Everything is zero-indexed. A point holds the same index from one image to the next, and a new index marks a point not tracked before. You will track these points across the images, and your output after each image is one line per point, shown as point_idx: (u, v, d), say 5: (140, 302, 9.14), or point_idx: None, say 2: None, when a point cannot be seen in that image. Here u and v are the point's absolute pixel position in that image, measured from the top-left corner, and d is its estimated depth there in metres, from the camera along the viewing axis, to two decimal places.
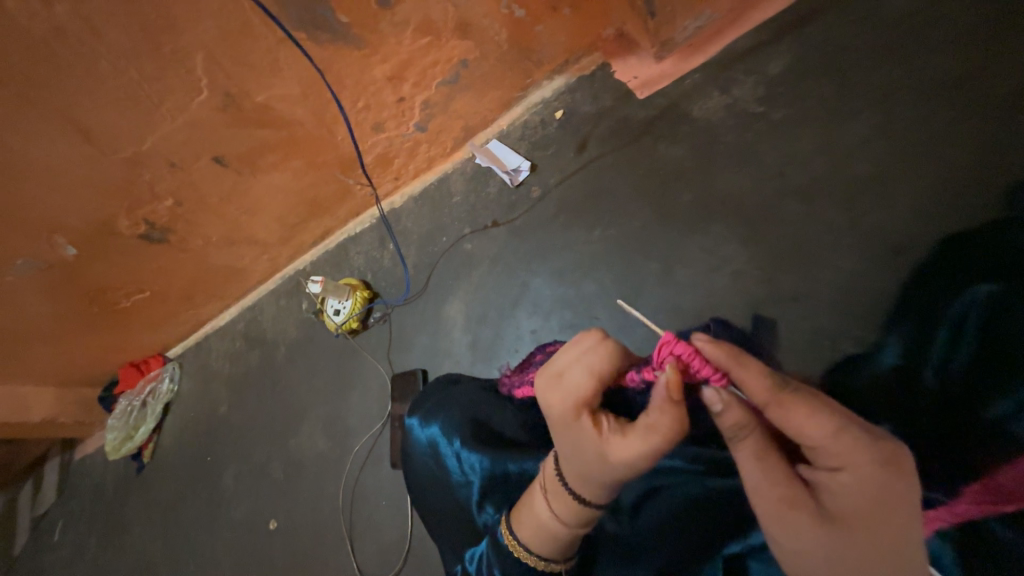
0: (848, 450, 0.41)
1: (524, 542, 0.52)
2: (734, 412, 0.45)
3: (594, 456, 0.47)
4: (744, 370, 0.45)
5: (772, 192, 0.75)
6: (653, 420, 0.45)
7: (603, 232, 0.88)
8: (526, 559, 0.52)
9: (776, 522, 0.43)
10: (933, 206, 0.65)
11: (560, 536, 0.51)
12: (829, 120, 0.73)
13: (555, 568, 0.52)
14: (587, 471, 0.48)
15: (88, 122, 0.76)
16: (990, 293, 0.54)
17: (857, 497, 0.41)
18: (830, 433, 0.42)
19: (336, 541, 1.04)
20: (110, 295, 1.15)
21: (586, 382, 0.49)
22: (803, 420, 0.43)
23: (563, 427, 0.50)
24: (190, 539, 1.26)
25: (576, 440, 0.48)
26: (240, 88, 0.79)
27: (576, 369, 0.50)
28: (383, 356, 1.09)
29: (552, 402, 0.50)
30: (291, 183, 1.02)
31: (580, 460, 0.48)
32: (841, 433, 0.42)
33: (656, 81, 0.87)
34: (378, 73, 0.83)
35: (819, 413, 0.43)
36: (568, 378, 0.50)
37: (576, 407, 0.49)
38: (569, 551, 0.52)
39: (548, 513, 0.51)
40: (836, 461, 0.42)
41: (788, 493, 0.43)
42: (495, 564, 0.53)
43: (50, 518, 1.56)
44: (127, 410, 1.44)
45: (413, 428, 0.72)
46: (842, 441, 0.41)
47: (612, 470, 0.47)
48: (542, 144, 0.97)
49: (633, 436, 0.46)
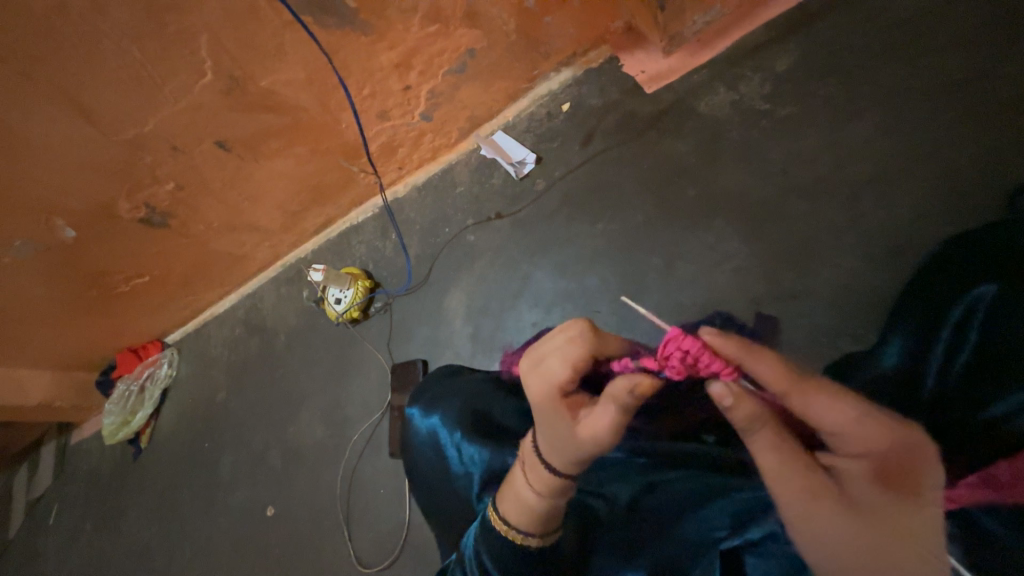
0: (866, 435, 0.43)
1: (505, 515, 0.53)
2: (747, 405, 0.43)
3: (566, 436, 0.48)
4: (756, 361, 0.45)
5: (776, 189, 0.75)
6: (619, 394, 0.45)
7: (606, 227, 0.88)
8: (506, 532, 0.52)
9: (801, 508, 0.42)
10: (937, 205, 0.65)
11: (536, 509, 0.51)
12: (836, 118, 0.73)
13: (531, 543, 0.52)
14: (560, 450, 0.49)
15: (90, 102, 0.75)
16: (995, 293, 0.51)
17: (880, 480, 0.42)
18: (852, 419, 0.43)
19: (332, 529, 1.04)
20: (109, 279, 1.15)
21: (563, 367, 0.50)
22: (825, 408, 0.44)
23: (539, 409, 0.51)
24: (186, 525, 1.26)
25: (548, 420, 0.49)
26: (244, 72, 0.78)
27: (553, 359, 0.51)
28: (383, 345, 1.09)
29: (531, 387, 0.52)
30: (294, 170, 1.02)
31: (552, 438, 0.49)
32: (860, 419, 0.43)
33: (664, 75, 0.87)
34: (384, 60, 0.82)
35: (840, 400, 0.44)
36: (545, 366, 0.51)
37: (554, 390, 0.50)
38: (549, 528, 0.52)
39: (523, 485, 0.51)
40: (853, 446, 0.43)
41: (811, 480, 0.43)
42: (483, 549, 0.53)
43: (45, 502, 1.57)
44: (124, 395, 1.43)
45: (413, 417, 0.72)
46: (863, 425, 0.43)
47: (581, 447, 0.47)
48: (548, 136, 0.97)
49: (599, 412, 0.46)
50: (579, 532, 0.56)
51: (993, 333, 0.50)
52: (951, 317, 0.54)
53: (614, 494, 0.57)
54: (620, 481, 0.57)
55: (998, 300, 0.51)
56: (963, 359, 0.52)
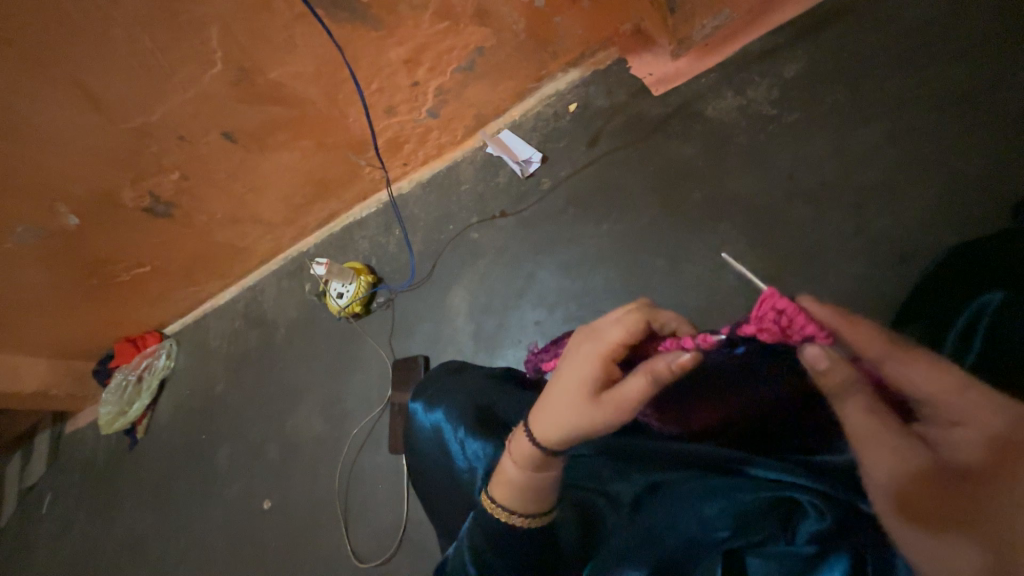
0: (963, 403, 0.40)
1: (492, 493, 0.54)
2: (841, 368, 0.45)
3: (574, 407, 0.49)
4: (852, 329, 0.47)
5: (781, 194, 0.75)
6: (656, 370, 0.46)
7: (611, 227, 0.89)
8: (489, 507, 0.53)
9: (869, 463, 0.43)
10: (941, 213, 0.66)
11: (515, 483, 0.52)
12: (842, 125, 0.73)
13: (511, 521, 0.52)
14: (558, 420, 0.50)
15: (98, 90, 0.75)
16: (999, 302, 0.49)
17: (975, 452, 0.38)
18: (945, 386, 0.42)
19: (330, 523, 1.04)
20: (109, 269, 1.15)
21: (620, 335, 0.50)
22: (915, 372, 0.43)
23: (567, 373, 0.51)
24: (181, 517, 1.26)
25: (569, 386, 0.50)
26: (254, 63, 0.78)
27: (614, 327, 0.51)
28: (385, 340, 1.09)
29: (580, 350, 0.52)
30: (299, 164, 1.02)
31: (561, 405, 0.50)
32: (959, 388, 0.41)
33: (672, 78, 0.87)
34: (394, 56, 0.82)
35: (937, 368, 0.43)
36: (602, 334, 0.52)
37: (597, 355, 0.51)
38: (531, 508, 0.52)
39: (505, 458, 0.54)
40: (949, 416, 0.41)
41: (891, 440, 0.43)
42: (482, 539, 0.53)
43: (38, 491, 1.56)
44: (122, 385, 1.43)
45: (416, 413, 0.73)
46: (960, 394, 0.41)
47: (577, 423, 0.49)
48: (554, 136, 0.97)
49: (620, 392, 0.47)
50: (583, 526, 0.56)
51: (995, 338, 0.49)
52: (958, 323, 0.53)
53: (615, 493, 0.56)
54: (623, 481, 0.56)
55: (1003, 306, 0.49)
56: (970, 361, 0.51)
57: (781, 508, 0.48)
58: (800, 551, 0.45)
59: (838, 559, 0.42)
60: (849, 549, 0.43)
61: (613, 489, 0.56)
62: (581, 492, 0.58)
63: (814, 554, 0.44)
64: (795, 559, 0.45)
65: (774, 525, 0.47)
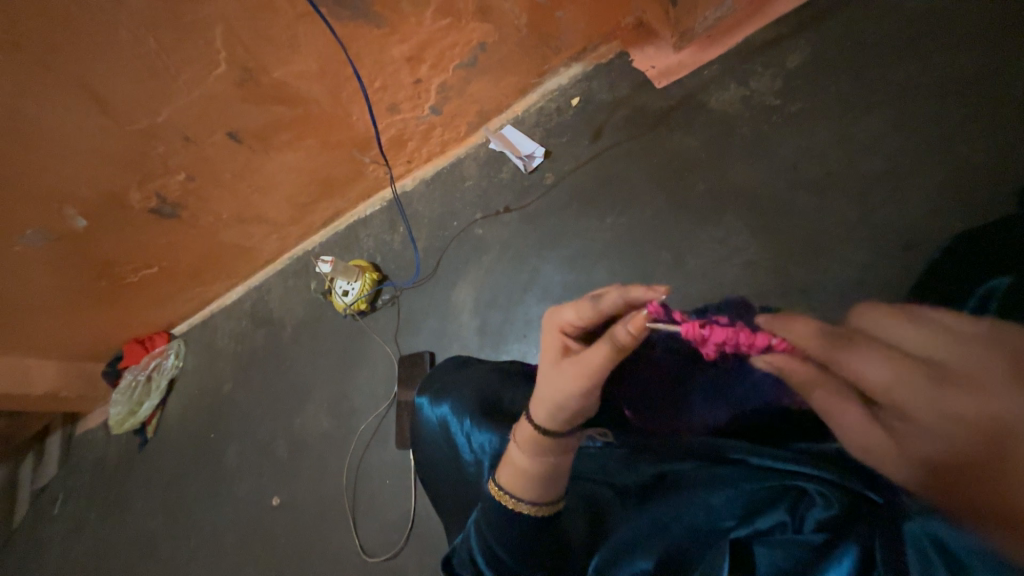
0: (914, 394, 0.37)
1: (499, 480, 0.54)
2: (793, 369, 0.47)
3: (550, 385, 0.51)
4: (789, 330, 0.47)
5: (787, 185, 0.75)
6: (615, 338, 0.46)
7: (614, 221, 0.89)
8: (497, 494, 0.53)
9: (867, 459, 0.42)
10: (949, 199, 0.65)
11: (520, 468, 0.52)
12: (848, 113, 0.73)
13: (518, 508, 0.52)
14: (542, 400, 0.52)
15: (104, 91, 0.76)
16: (1007, 284, 0.47)
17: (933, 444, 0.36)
18: (887, 376, 0.39)
19: (338, 519, 1.05)
20: (118, 270, 1.16)
21: (574, 313, 0.52)
22: (860, 367, 0.41)
23: (544, 356, 0.54)
24: (191, 514, 1.27)
25: (546, 367, 0.53)
26: (258, 63, 0.79)
27: (569, 306, 0.53)
28: (391, 337, 1.10)
29: (547, 334, 0.55)
30: (304, 163, 1.02)
31: (541, 386, 0.52)
32: (904, 375, 0.38)
33: (675, 70, 0.87)
34: (396, 53, 0.83)
35: (884, 356, 0.40)
36: (562, 313, 0.53)
37: (557, 332, 0.54)
38: (526, 493, 0.52)
39: (512, 444, 0.54)
40: (906, 409, 0.38)
41: (869, 431, 0.42)
42: (489, 529, 0.53)
43: (51, 490, 1.58)
44: (132, 385, 1.45)
45: (422, 407, 0.74)
46: (908, 386, 0.38)
47: (558, 398, 0.50)
48: (557, 131, 0.97)
49: (582, 363, 0.48)
50: (591, 521, 0.55)
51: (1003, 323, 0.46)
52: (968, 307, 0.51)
53: (624, 485, 0.56)
54: (630, 473, 0.56)
55: (1010, 289, 0.47)
56: None
57: (789, 496, 0.47)
58: (809, 541, 0.44)
59: (847, 550, 0.41)
60: (857, 540, 0.41)
61: (622, 481, 0.56)
62: (592, 484, 0.59)
63: (822, 543, 0.43)
64: (804, 548, 0.44)
65: (782, 513, 0.46)
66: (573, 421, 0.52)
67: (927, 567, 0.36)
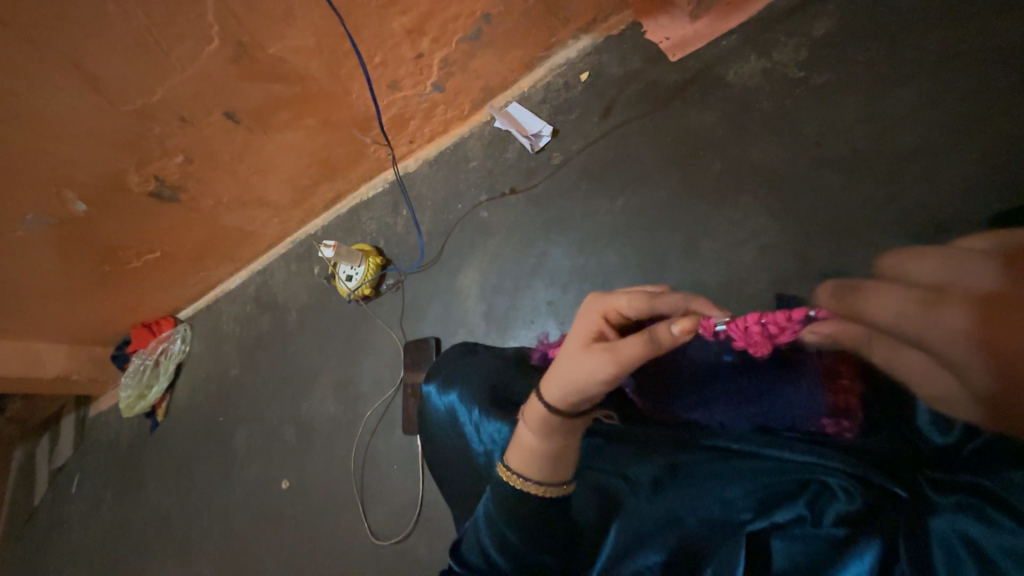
0: (923, 321, 0.42)
1: (508, 461, 0.53)
2: (845, 333, 0.48)
3: (573, 366, 0.49)
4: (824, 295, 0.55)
5: (809, 163, 0.71)
6: (660, 332, 0.45)
7: (626, 203, 0.86)
8: (504, 475, 0.53)
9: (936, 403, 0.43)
10: (983, 179, 0.61)
11: (528, 446, 0.52)
12: (876, 86, 0.69)
13: (526, 488, 0.51)
14: (561, 380, 0.50)
15: (96, 71, 0.73)
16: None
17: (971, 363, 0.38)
18: (894, 312, 0.44)
19: (347, 503, 1.06)
20: (121, 255, 1.15)
21: (625, 301, 0.51)
22: (871, 309, 0.46)
23: (574, 338, 0.52)
24: (205, 497, 1.29)
25: (572, 348, 0.51)
26: (253, 38, 0.75)
27: (623, 295, 0.51)
28: (396, 323, 1.08)
29: (585, 315, 0.53)
30: (304, 143, 0.99)
31: (563, 366, 0.50)
32: (903, 304, 0.44)
33: (690, 42, 0.82)
34: (397, 26, 0.78)
35: (888, 292, 0.46)
36: (612, 301, 0.52)
37: (600, 316, 0.52)
38: (534, 472, 0.51)
39: (520, 425, 0.54)
40: (924, 337, 0.42)
41: (929, 375, 0.42)
42: (498, 515, 0.52)
43: (67, 471, 1.61)
44: (140, 369, 1.46)
45: (430, 395, 0.73)
46: (915, 315, 0.42)
47: (575, 381, 0.48)
48: (565, 108, 0.93)
49: (615, 350, 0.46)
50: (603, 506, 0.53)
51: None
52: None
53: (632, 473, 0.53)
54: (642, 462, 0.53)
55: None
56: None
57: (808, 490, 0.45)
58: (831, 535, 0.43)
59: (868, 546, 0.40)
60: (879, 532, 0.41)
61: (631, 469, 0.53)
62: (599, 474, 0.55)
63: (845, 537, 0.42)
64: (826, 543, 0.43)
65: (800, 506, 0.45)
66: (581, 406, 0.50)
67: (956, 563, 0.37)
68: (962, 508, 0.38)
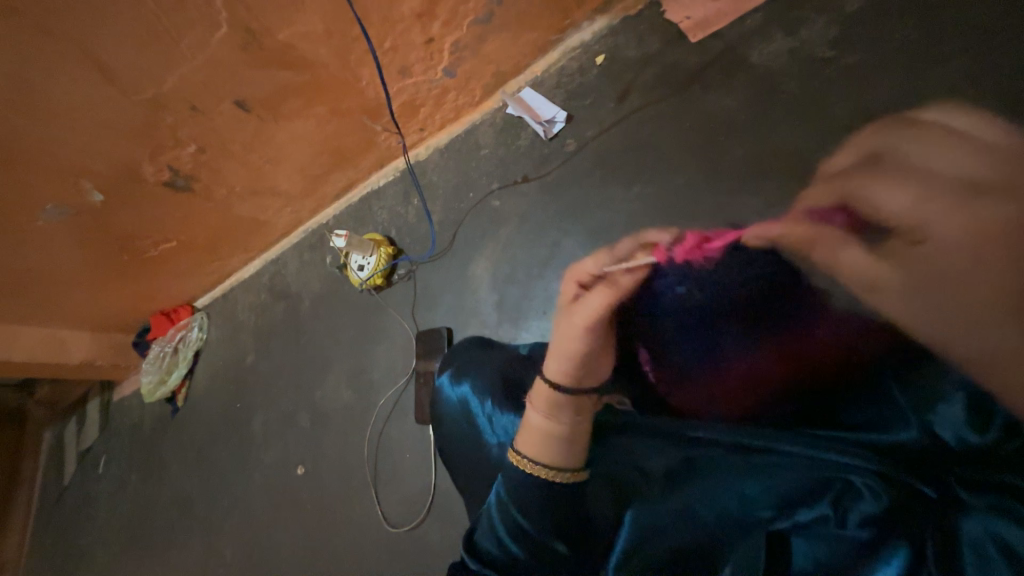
0: (928, 213, 0.46)
1: (519, 447, 0.54)
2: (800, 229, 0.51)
3: (570, 339, 0.55)
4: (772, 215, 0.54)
5: (837, 149, 0.68)
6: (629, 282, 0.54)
7: (641, 190, 0.83)
8: (517, 462, 0.54)
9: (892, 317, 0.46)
10: None
11: (538, 428, 0.54)
12: (913, 65, 0.65)
13: (539, 472, 0.51)
14: (564, 355, 0.55)
15: (107, 61, 0.73)
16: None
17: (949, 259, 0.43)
18: (910, 198, 0.47)
19: (361, 489, 1.08)
20: (139, 245, 1.17)
21: (592, 264, 0.56)
22: (881, 193, 0.50)
23: (562, 313, 0.57)
24: (224, 479, 1.32)
25: (562, 321, 0.56)
26: (261, 24, 0.73)
27: (590, 260, 0.56)
28: (408, 313, 1.08)
29: (564, 289, 0.57)
30: (315, 132, 0.99)
31: (560, 342, 0.56)
32: (919, 199, 0.47)
33: (711, 22, 0.79)
34: (407, 8, 0.76)
35: (895, 187, 0.49)
36: (582, 271, 0.56)
37: (575, 285, 0.56)
38: (545, 455, 0.52)
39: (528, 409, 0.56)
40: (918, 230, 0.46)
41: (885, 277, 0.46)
42: (512, 502, 0.52)
43: (93, 453, 1.67)
44: (160, 356, 1.50)
45: (442, 386, 0.73)
46: (922, 206, 0.46)
47: (576, 351, 0.55)
48: (580, 93, 0.90)
49: (597, 307, 0.54)
50: (613, 498, 0.51)
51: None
52: None
53: (644, 466, 0.52)
54: (655, 452, 0.52)
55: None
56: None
57: (834, 489, 0.44)
58: (854, 536, 0.43)
59: (896, 551, 0.41)
60: (906, 539, 0.41)
61: (643, 462, 0.52)
62: (607, 464, 0.53)
63: (869, 541, 0.42)
64: (849, 545, 0.43)
65: (824, 506, 0.45)
66: (586, 375, 0.55)
67: (985, 562, 0.38)
68: (992, 510, 0.40)
